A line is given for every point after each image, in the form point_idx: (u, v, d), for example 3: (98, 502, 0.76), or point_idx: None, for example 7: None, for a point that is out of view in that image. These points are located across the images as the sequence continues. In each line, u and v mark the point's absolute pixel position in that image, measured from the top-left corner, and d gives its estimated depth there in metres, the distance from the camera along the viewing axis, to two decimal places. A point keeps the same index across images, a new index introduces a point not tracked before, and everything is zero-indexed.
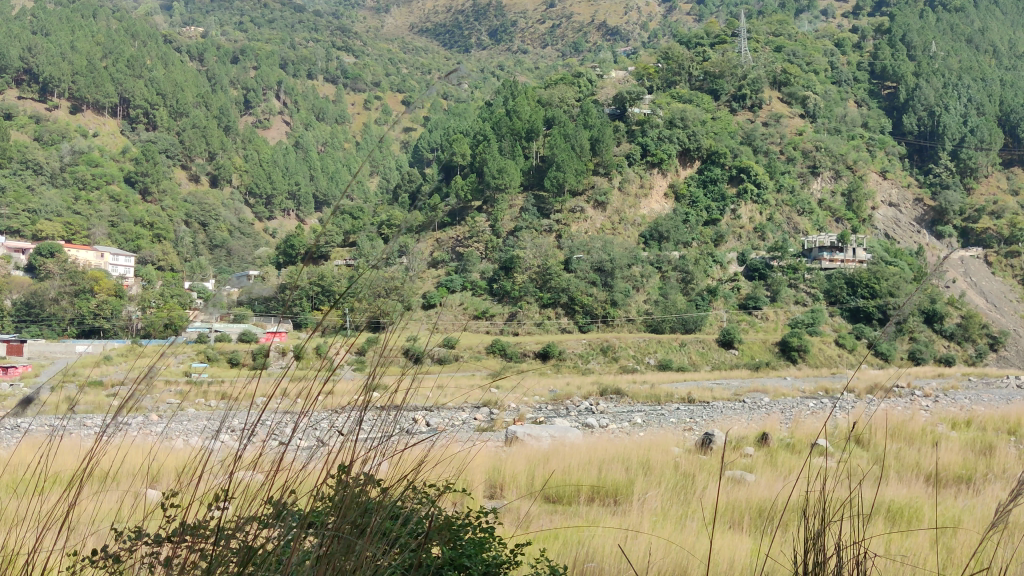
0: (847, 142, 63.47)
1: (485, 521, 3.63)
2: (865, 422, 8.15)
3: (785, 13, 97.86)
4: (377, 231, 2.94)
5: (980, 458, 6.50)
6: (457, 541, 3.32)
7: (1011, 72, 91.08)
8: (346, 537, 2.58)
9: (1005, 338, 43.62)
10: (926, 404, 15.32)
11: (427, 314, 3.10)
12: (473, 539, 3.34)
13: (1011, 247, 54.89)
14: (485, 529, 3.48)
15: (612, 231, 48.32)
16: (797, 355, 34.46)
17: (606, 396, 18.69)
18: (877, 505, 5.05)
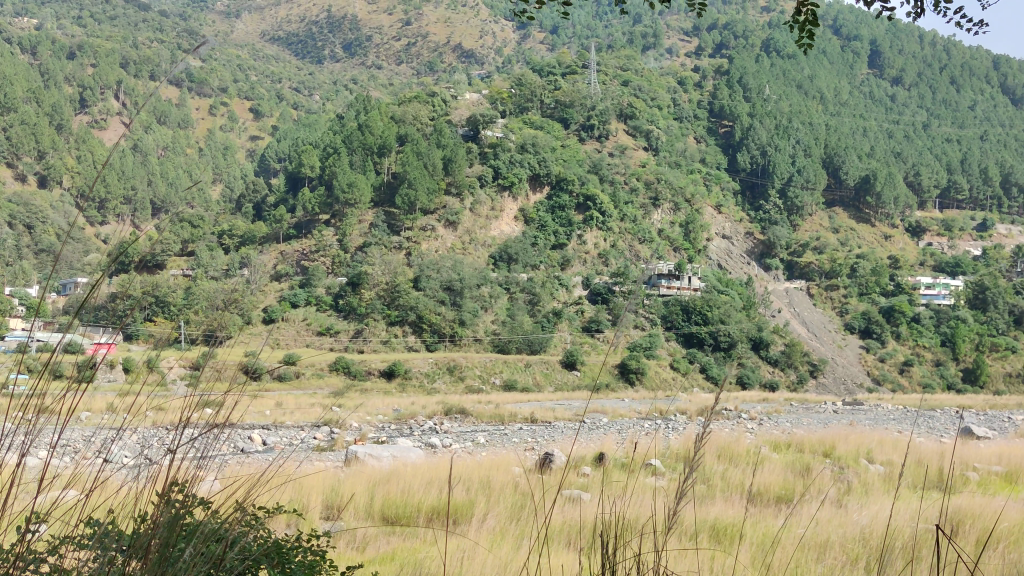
0: (687, 177, 66.62)
1: (318, 543, 3.52)
2: (696, 444, 8.50)
3: (633, 50, 101.67)
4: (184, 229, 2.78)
5: (798, 479, 6.91)
6: (284, 565, 3.20)
7: (835, 117, 97.77)
8: (156, 557, 2.48)
9: (823, 365, 46.67)
10: (748, 428, 16.19)
11: (254, 331, 3.01)
12: (303, 564, 3.23)
13: (831, 281, 59.02)
14: (317, 550, 3.39)
15: (462, 250, 48.44)
16: (635, 378, 35.72)
17: (450, 417, 18.64)
18: (702, 524, 5.28)
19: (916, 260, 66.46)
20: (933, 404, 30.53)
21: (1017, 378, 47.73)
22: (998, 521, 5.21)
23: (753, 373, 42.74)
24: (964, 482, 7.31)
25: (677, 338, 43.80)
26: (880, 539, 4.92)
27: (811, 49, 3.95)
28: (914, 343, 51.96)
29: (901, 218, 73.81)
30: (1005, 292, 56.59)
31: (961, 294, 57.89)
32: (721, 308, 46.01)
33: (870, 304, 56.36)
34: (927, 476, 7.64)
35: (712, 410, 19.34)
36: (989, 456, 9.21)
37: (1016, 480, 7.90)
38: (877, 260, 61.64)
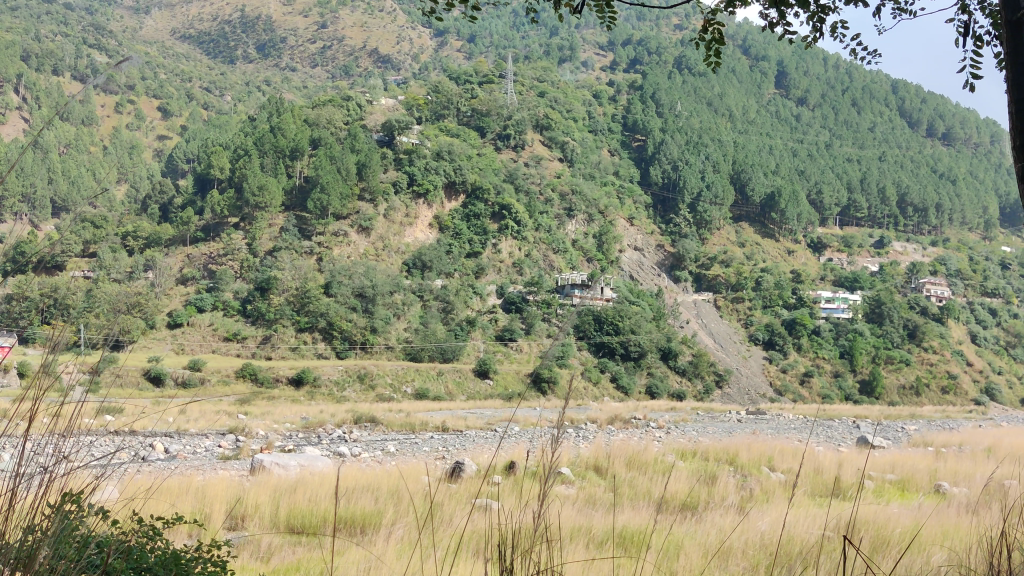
0: (600, 189, 67.65)
1: (218, 554, 3.46)
2: (605, 452, 8.61)
3: (549, 62, 102.52)
4: (79, 225, 2.74)
5: (703, 487, 7.08)
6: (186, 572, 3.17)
7: (742, 135, 100.52)
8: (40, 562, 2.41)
9: (729, 376, 47.85)
10: (655, 436, 16.62)
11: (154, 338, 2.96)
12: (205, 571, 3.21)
13: (737, 294, 60.72)
14: (219, 562, 3.35)
15: (375, 257, 48.02)
16: (546, 387, 36.02)
17: (359, 425, 18.41)
18: (611, 531, 5.35)
19: (817, 274, 68.67)
20: (831, 413, 31.68)
21: (909, 390, 49.96)
22: (888, 527, 5.44)
23: (661, 383, 43.76)
24: (861, 490, 7.61)
25: (589, 347, 44.38)
26: (776, 545, 5.07)
27: (714, 67, 3.84)
28: (815, 354, 53.80)
29: (805, 233, 76.21)
30: (900, 307, 59.10)
31: (859, 309, 60.16)
32: (632, 319, 46.86)
33: (773, 316, 58.14)
34: (826, 483, 7.94)
35: (621, 419, 19.65)
36: (884, 464, 9.62)
37: (906, 487, 8.30)
38: (780, 274, 63.65)
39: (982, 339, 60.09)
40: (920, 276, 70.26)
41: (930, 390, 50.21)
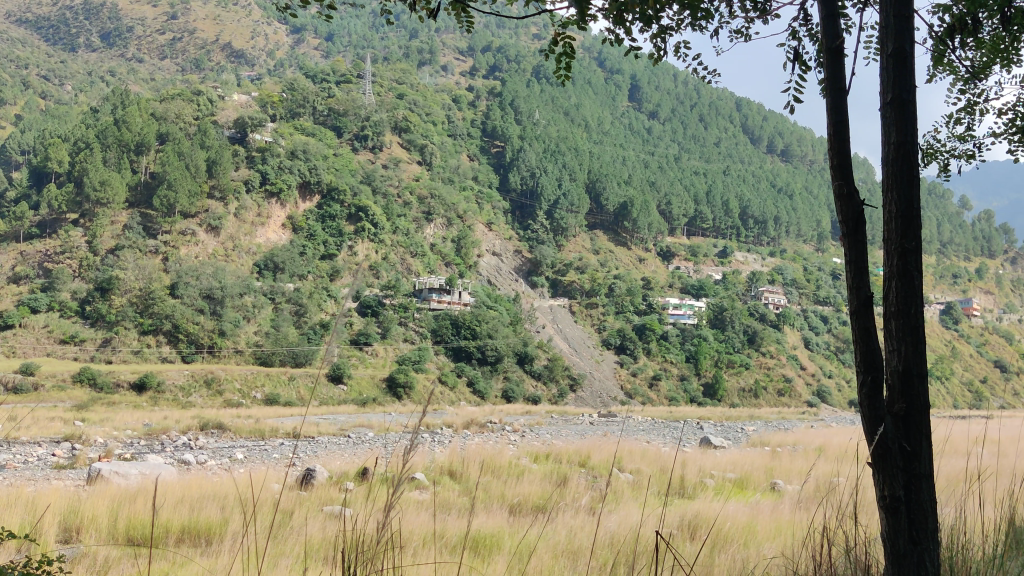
0: (458, 193, 68.00)
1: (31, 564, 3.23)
2: (458, 457, 8.64)
3: (408, 64, 102.03)
4: None
5: (556, 489, 7.23)
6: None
7: (597, 146, 103.24)
8: None
9: (582, 379, 48.93)
10: (511, 439, 16.93)
11: None
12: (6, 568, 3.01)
13: (590, 300, 62.40)
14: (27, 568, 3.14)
15: (224, 257, 46.39)
16: (402, 392, 35.85)
17: (207, 431, 17.78)
18: (463, 537, 5.34)
19: (666, 281, 71.27)
20: (679, 415, 32.90)
21: (748, 393, 52.67)
22: (728, 523, 5.69)
23: (517, 386, 44.49)
24: (705, 488, 7.97)
25: (446, 352, 44.67)
26: (623, 543, 5.21)
27: (564, 84, 3.53)
28: (662, 358, 55.87)
29: (655, 243, 78.95)
30: (741, 314, 62.15)
31: (704, 315, 62.88)
32: (489, 324, 47.48)
33: (624, 322, 59.97)
34: (673, 482, 8.26)
35: (477, 424, 19.76)
36: (724, 463, 10.10)
37: (744, 485, 8.72)
38: (632, 282, 65.92)
39: (815, 343, 63.88)
40: (760, 285, 74.14)
41: (767, 392, 53.09)
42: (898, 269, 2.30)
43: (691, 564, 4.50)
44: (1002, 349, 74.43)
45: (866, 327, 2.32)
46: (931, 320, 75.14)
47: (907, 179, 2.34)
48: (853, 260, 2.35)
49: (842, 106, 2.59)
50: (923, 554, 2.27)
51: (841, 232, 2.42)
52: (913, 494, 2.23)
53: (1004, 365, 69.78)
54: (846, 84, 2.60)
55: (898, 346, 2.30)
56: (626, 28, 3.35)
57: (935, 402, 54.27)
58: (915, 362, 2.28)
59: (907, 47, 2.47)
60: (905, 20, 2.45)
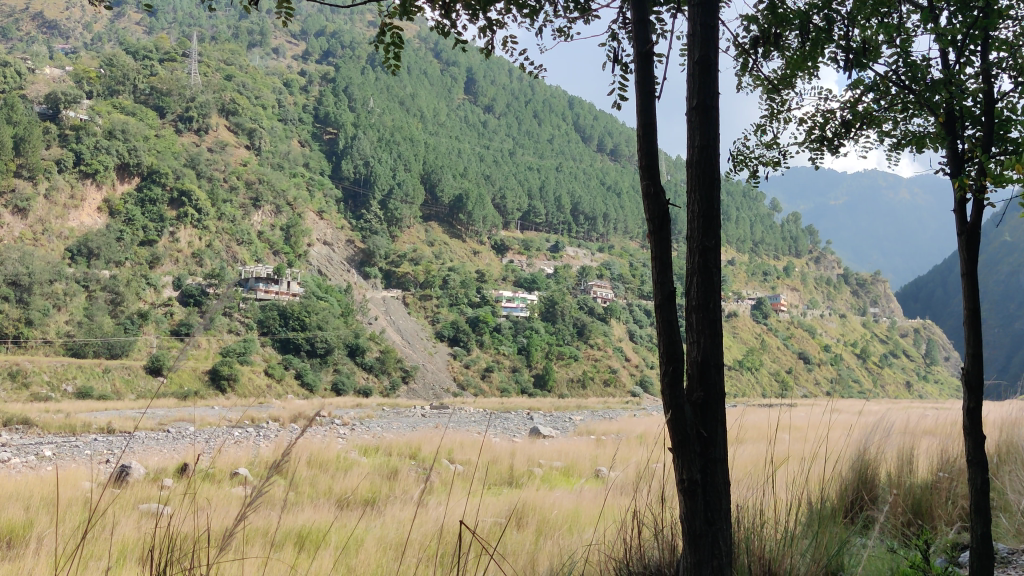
0: (288, 180, 66.16)
1: None
2: (284, 452, 8.44)
3: (237, 45, 98.07)
4: None
5: (384, 483, 7.17)
6: None
7: (432, 137, 102.87)
8: None
9: (414, 371, 48.91)
10: (337, 432, 16.71)
11: None
12: None
13: (424, 291, 62.60)
14: None
15: (33, 241, 43.12)
16: (226, 385, 34.66)
17: (10, 427, 16.54)
18: (285, 532, 5.21)
19: (500, 274, 72.26)
20: (508, 407, 33.44)
21: (577, 383, 54.44)
22: (552, 512, 5.80)
23: (347, 379, 44.11)
24: (531, 477, 8.14)
25: (272, 344, 42.97)
26: (449, 536, 5.15)
27: (391, 74, 3.34)
28: (495, 350, 56.77)
29: (489, 236, 80.15)
30: (570, 308, 64.20)
31: (535, 308, 64.39)
32: (319, 314, 46.71)
33: (457, 314, 60.46)
34: (500, 472, 8.37)
35: (304, 417, 19.39)
36: (551, 452, 10.32)
37: (571, 472, 9.01)
38: (466, 274, 66.70)
39: (639, 335, 66.49)
40: (589, 279, 76.57)
41: (594, 382, 54.94)
42: (697, 265, 2.24)
43: (507, 555, 4.48)
44: (805, 342, 80.32)
45: (671, 322, 2.27)
46: (743, 314, 80.32)
47: (710, 182, 2.28)
48: (659, 251, 2.26)
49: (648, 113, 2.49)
50: (717, 536, 2.29)
51: (646, 226, 2.35)
52: (708, 478, 2.21)
53: (808, 357, 75.24)
54: (654, 84, 2.51)
55: (700, 339, 2.26)
56: (437, 22, 3.12)
57: (746, 391, 58.03)
58: (712, 355, 2.26)
59: (713, 54, 2.41)
60: (713, 25, 2.39)
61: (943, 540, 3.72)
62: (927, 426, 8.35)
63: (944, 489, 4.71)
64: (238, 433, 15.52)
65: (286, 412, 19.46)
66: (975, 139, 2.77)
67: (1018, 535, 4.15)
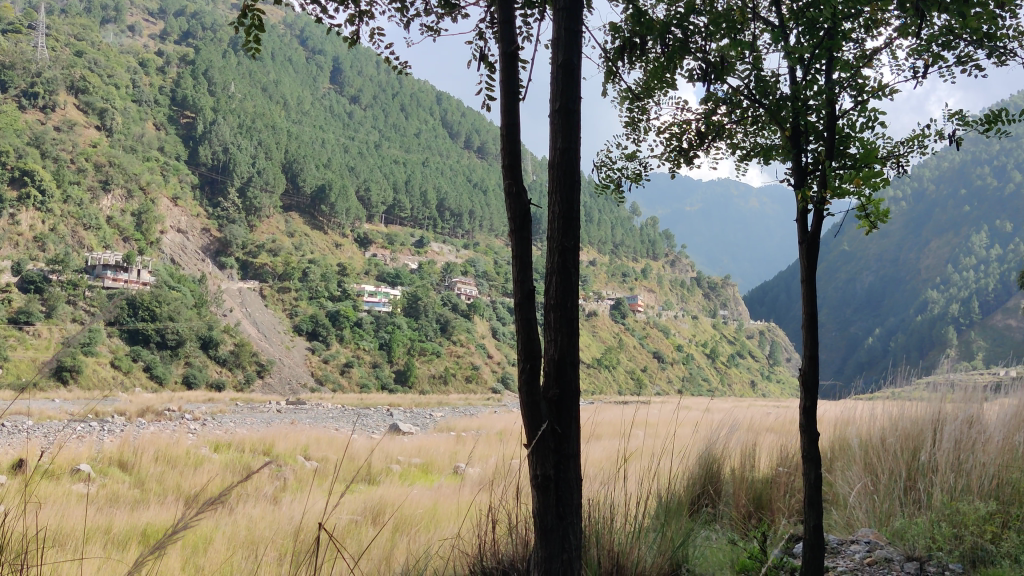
0: (141, 164, 63.03)
1: None
2: (130, 447, 8.07)
3: (88, 19, 92.53)
4: None
5: (237, 479, 6.99)
6: None
7: (295, 126, 100.41)
8: None
9: (270, 366, 48.01)
10: (190, 427, 16.09)
11: None
12: None
13: (282, 283, 61.16)
14: None
15: None
16: (68, 376, 32.87)
17: None
18: (131, 531, 4.99)
19: (362, 268, 71.41)
20: (367, 403, 33.21)
21: (438, 379, 54.68)
22: (409, 509, 5.79)
23: (199, 373, 42.86)
24: (388, 474, 8.09)
25: (121, 334, 40.74)
26: (304, 532, 5.06)
27: (255, 59, 3.20)
28: (355, 345, 56.18)
29: (351, 229, 79.14)
30: (433, 304, 64.23)
31: (398, 303, 63.96)
32: (171, 305, 45.03)
33: (317, 307, 59.33)
34: (357, 469, 8.29)
35: (153, 411, 18.59)
36: (409, 450, 10.24)
37: (429, 469, 9.01)
38: (327, 267, 65.72)
39: (501, 332, 67.35)
40: (452, 275, 77.22)
41: (456, 379, 55.28)
42: (557, 264, 2.28)
43: (367, 551, 4.40)
44: (660, 342, 83.06)
45: (531, 322, 2.30)
46: (602, 313, 82.31)
47: (569, 183, 2.32)
48: (519, 250, 2.27)
49: (513, 110, 2.47)
50: (569, 530, 2.34)
51: (510, 224, 2.37)
52: (561, 474, 2.27)
53: (662, 356, 78.07)
54: (519, 84, 2.53)
55: (555, 336, 2.29)
56: (301, 8, 3.04)
57: (603, 389, 59.65)
58: (571, 350, 2.31)
59: (576, 60, 2.46)
60: (579, 29, 2.44)
61: (778, 534, 3.91)
62: (771, 423, 8.72)
63: (782, 482, 4.98)
64: (82, 426, 14.68)
65: (136, 406, 18.61)
66: (817, 151, 2.90)
67: (846, 526, 4.45)
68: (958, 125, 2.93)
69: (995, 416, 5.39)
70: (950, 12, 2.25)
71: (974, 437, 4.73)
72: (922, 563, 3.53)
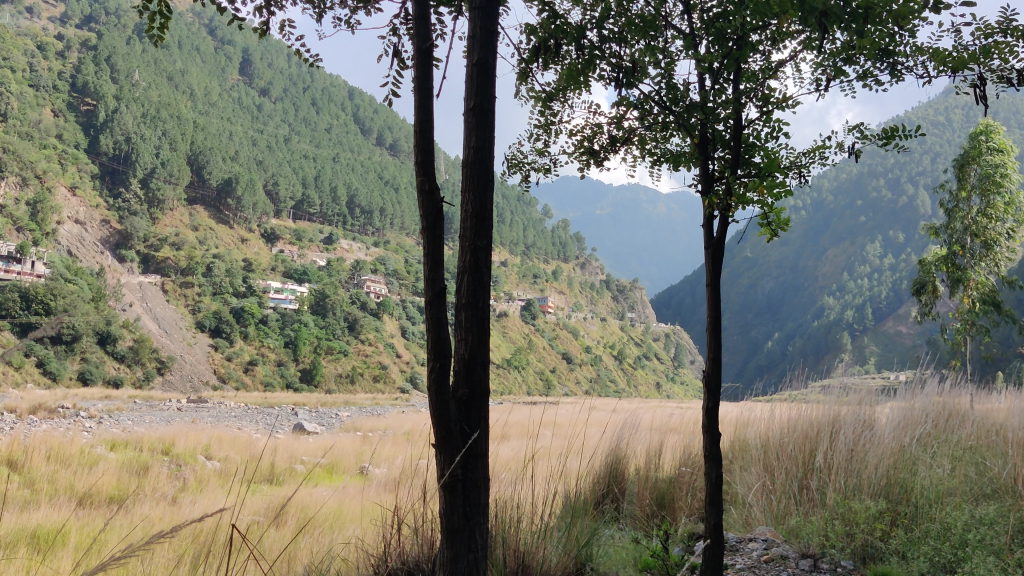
0: (37, 151, 60.17)
1: None
2: (19, 444, 7.72)
3: None
4: None
5: (133, 479, 6.79)
6: None
7: (202, 117, 97.56)
8: None
9: (171, 363, 46.75)
10: (86, 425, 15.52)
11: None
12: None
13: (185, 278, 59.53)
14: None
15: None
16: None
17: None
18: (17, 533, 4.80)
19: (269, 263, 70.12)
20: (272, 402, 32.64)
21: (345, 378, 54.29)
22: (313, 510, 5.70)
23: (96, 369, 41.43)
24: (292, 474, 7.96)
25: (11, 328, 38.99)
26: (207, 533, 4.93)
27: (160, 45, 3.09)
28: (259, 343, 55.16)
29: (259, 224, 77.67)
30: (341, 302, 63.58)
31: (305, 300, 63.00)
32: (68, 298, 43.32)
33: (221, 304, 57.92)
34: (261, 468, 8.13)
35: (46, 409, 17.82)
36: (314, 450, 10.08)
37: (334, 469, 8.90)
38: (232, 262, 64.33)
39: (410, 332, 67.13)
40: (361, 274, 76.62)
41: (363, 378, 54.99)
42: (470, 264, 2.28)
43: (258, 556, 4.27)
44: (569, 343, 83.97)
45: (439, 320, 2.28)
46: (513, 314, 82.77)
47: (485, 183, 2.31)
48: (429, 250, 2.27)
49: (426, 114, 2.43)
50: (474, 528, 2.34)
51: (422, 224, 2.35)
52: (469, 475, 2.26)
53: (570, 357, 78.90)
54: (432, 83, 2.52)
55: (467, 336, 2.29)
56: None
57: (511, 388, 60.09)
58: (479, 351, 2.31)
59: (489, 60, 2.46)
60: (492, 29, 2.44)
61: (681, 533, 3.99)
62: (676, 425, 8.89)
63: (686, 481, 5.10)
64: None
65: (25, 403, 17.74)
66: (723, 160, 2.98)
67: (744, 525, 4.60)
68: (857, 137, 3.04)
69: (885, 416, 5.65)
70: (866, 29, 2.31)
71: (866, 438, 4.94)
72: (815, 559, 3.67)
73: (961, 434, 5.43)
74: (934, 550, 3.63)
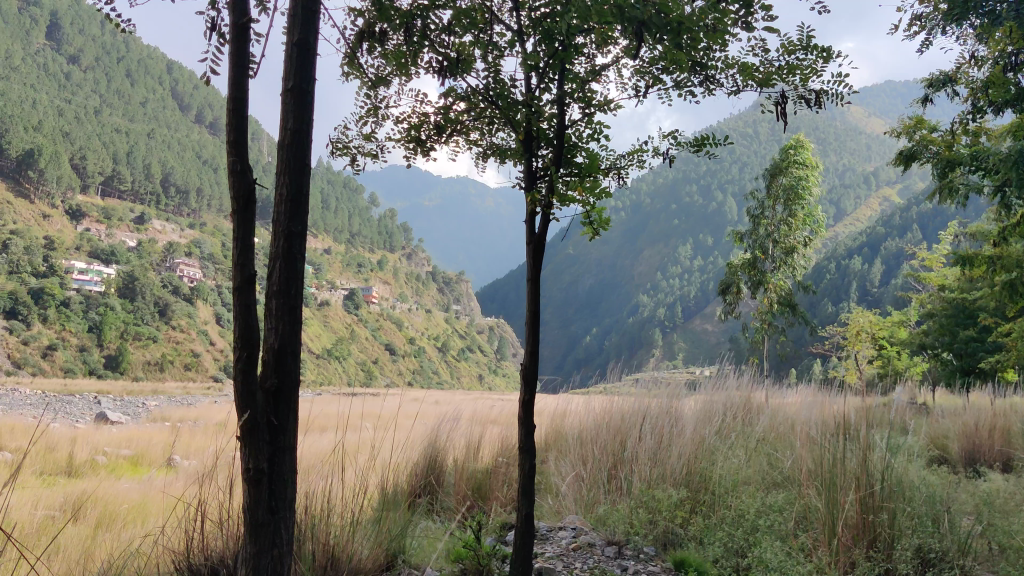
0: None
1: None
2: None
3: None
4: None
5: None
6: None
7: None
8: None
9: None
10: None
11: None
12: None
13: None
14: None
15: None
16: None
17: None
18: None
19: (72, 242, 65.59)
20: (68, 388, 30.66)
21: (153, 366, 52.12)
22: (116, 504, 5.40)
23: None
24: (94, 466, 7.51)
25: None
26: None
27: None
28: (60, 326, 51.70)
29: (63, 199, 72.51)
30: (152, 285, 60.48)
31: (112, 283, 59.45)
32: None
33: (18, 283, 53.65)
34: (57, 460, 7.60)
35: None
36: (117, 441, 9.54)
37: (139, 461, 8.45)
38: (31, 239, 59.71)
39: (225, 319, 64.96)
40: (175, 257, 73.33)
41: (173, 366, 53.04)
42: (282, 250, 2.19)
43: (48, 549, 3.98)
44: (392, 334, 83.65)
45: (247, 304, 2.20)
46: (335, 303, 81.56)
47: (297, 164, 2.25)
48: (239, 236, 2.19)
49: (241, 85, 2.33)
50: (280, 520, 2.27)
51: (234, 205, 2.27)
52: (275, 465, 2.21)
53: (392, 349, 78.72)
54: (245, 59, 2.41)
55: (273, 322, 2.20)
56: None
57: (330, 378, 59.29)
58: (291, 340, 2.23)
59: (306, 40, 2.39)
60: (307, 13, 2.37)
61: (492, 524, 4.07)
62: (492, 415, 8.98)
63: (500, 471, 5.18)
64: None
65: None
66: (547, 156, 3.03)
67: (556, 512, 4.72)
68: (672, 144, 3.16)
69: (686, 407, 5.95)
70: (679, 33, 2.38)
71: (670, 431, 5.19)
72: (622, 547, 3.83)
73: (755, 427, 5.79)
74: (729, 536, 3.87)
